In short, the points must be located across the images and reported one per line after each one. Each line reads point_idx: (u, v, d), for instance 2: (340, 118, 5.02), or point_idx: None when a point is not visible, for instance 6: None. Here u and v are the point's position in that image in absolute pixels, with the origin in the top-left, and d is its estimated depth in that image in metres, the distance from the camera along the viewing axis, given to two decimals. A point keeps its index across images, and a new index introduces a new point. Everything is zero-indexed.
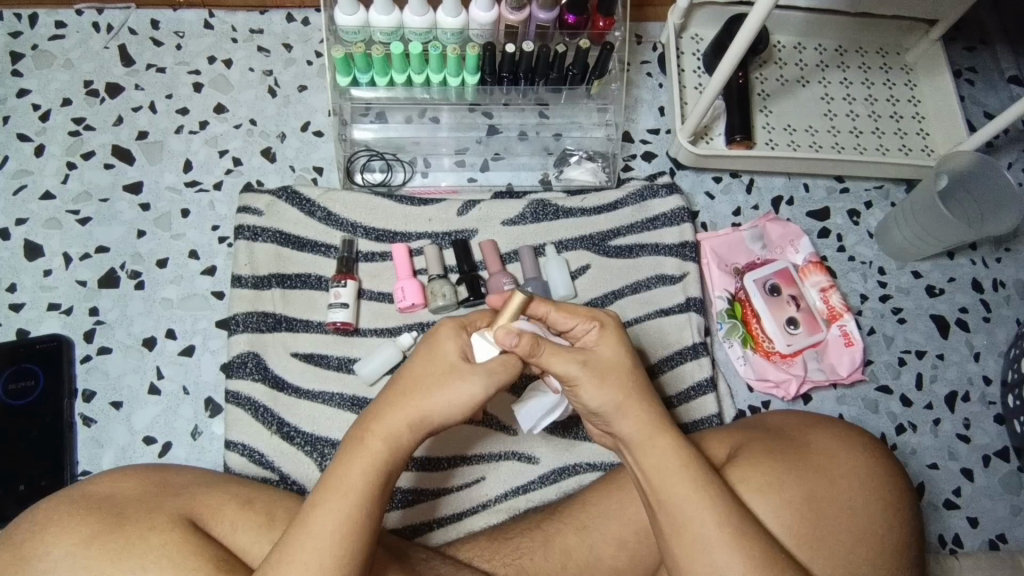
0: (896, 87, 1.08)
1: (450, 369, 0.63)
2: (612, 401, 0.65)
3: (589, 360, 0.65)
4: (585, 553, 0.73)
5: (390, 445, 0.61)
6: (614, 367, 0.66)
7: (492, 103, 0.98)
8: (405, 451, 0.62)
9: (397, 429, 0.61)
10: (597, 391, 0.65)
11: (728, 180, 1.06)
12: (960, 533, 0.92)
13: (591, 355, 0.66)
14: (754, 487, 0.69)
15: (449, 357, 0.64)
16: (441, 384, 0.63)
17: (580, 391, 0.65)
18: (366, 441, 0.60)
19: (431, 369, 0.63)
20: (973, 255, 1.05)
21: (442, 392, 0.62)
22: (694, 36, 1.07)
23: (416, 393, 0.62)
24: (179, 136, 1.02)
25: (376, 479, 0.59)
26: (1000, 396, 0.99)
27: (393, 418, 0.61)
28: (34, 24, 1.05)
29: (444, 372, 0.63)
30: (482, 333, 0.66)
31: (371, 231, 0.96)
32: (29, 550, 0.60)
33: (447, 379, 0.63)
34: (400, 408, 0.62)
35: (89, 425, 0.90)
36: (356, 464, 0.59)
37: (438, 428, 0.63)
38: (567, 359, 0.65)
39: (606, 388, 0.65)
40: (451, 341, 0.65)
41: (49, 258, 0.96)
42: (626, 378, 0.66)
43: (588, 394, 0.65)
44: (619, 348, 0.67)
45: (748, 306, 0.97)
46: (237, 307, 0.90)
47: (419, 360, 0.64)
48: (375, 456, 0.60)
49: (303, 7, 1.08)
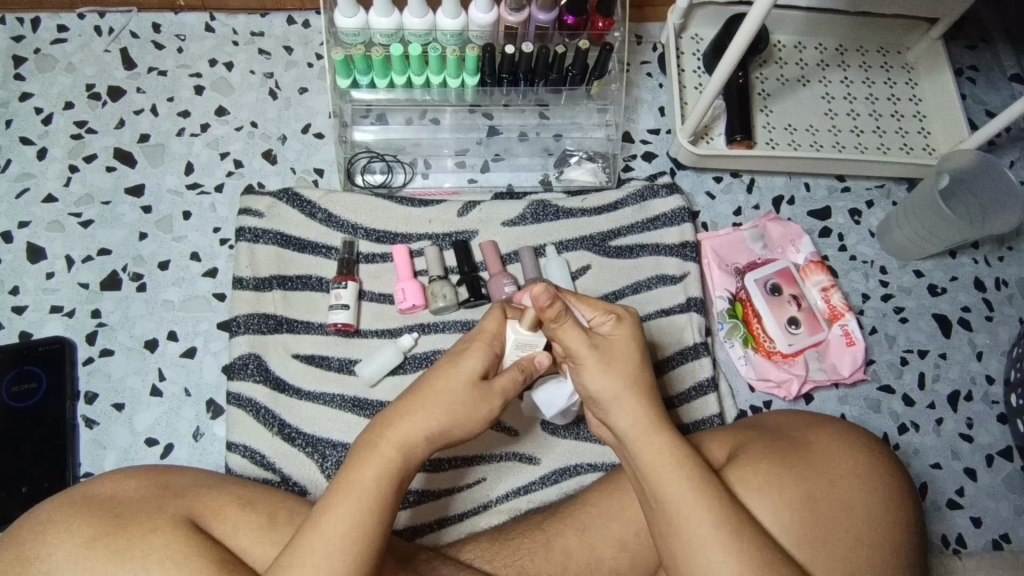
0: (897, 86, 1.08)
1: (473, 389, 0.65)
2: (613, 391, 0.66)
3: (598, 347, 0.66)
4: (585, 554, 0.73)
5: (403, 453, 0.62)
6: (623, 357, 0.67)
7: (492, 104, 0.98)
8: (419, 458, 0.63)
9: (411, 437, 0.62)
10: (599, 380, 0.66)
11: (729, 180, 1.05)
12: (963, 534, 0.92)
13: (600, 343, 0.67)
14: (752, 488, 0.69)
15: (470, 376, 0.65)
16: (457, 402, 0.64)
17: (586, 376, 0.66)
18: (385, 447, 0.61)
19: (453, 385, 0.64)
20: (975, 253, 1.05)
21: (464, 412, 0.64)
22: (694, 36, 1.07)
23: (437, 403, 0.63)
24: (181, 139, 1.02)
25: (391, 485, 0.60)
26: (1003, 395, 0.98)
27: (410, 424, 0.62)
28: (36, 28, 1.06)
29: (465, 392, 0.64)
30: (516, 322, 0.68)
31: (372, 233, 0.96)
32: (32, 551, 0.61)
33: (468, 399, 0.64)
34: (417, 418, 0.63)
35: (91, 426, 0.90)
36: (370, 468, 0.60)
37: (452, 440, 0.65)
38: (582, 342, 0.66)
39: (612, 376, 0.66)
40: (475, 359, 0.66)
41: (52, 260, 0.96)
42: (636, 373, 0.67)
43: (590, 380, 0.66)
44: (631, 343, 0.68)
45: (749, 306, 0.97)
46: (239, 309, 0.90)
47: (440, 374, 0.65)
48: (391, 463, 0.61)
49: (304, 10, 1.09)
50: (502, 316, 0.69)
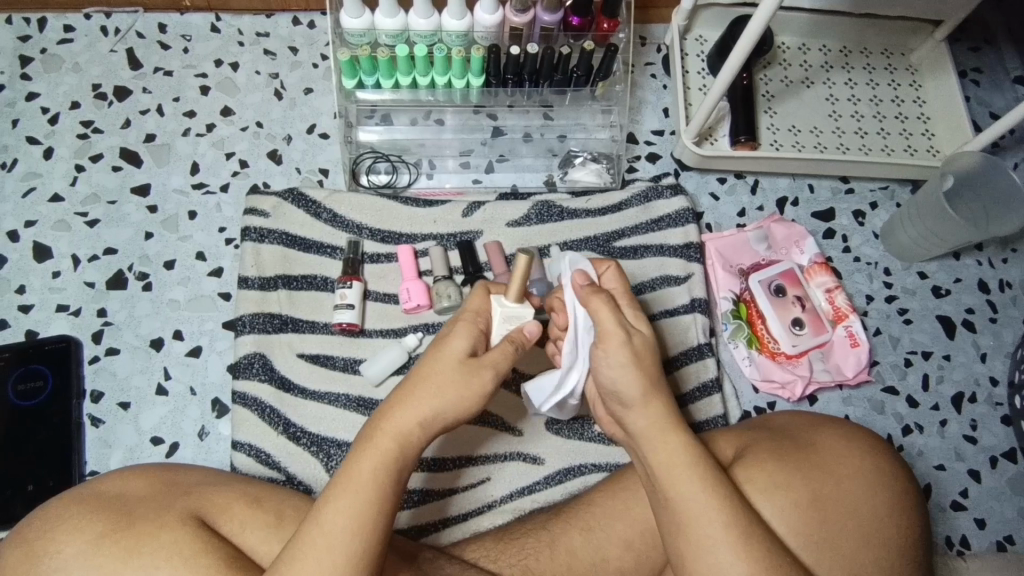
0: (901, 87, 1.08)
1: (461, 368, 0.65)
2: (634, 390, 0.65)
3: (631, 339, 0.66)
4: (590, 553, 0.73)
5: (401, 443, 0.62)
6: (648, 353, 0.67)
7: (497, 105, 0.98)
8: (418, 447, 0.63)
9: (409, 426, 0.62)
10: (626, 375, 0.65)
11: (733, 181, 1.06)
12: (967, 535, 0.92)
13: (633, 334, 0.66)
14: (760, 488, 0.69)
15: (457, 355, 0.65)
16: (446, 380, 0.64)
17: (610, 372, 0.66)
18: (382, 440, 0.61)
19: (441, 367, 0.64)
20: (979, 255, 1.05)
21: (455, 392, 0.63)
22: (699, 37, 1.07)
23: (430, 385, 0.63)
24: (187, 138, 1.03)
25: (389, 477, 0.60)
26: (1007, 397, 0.98)
27: (406, 413, 0.62)
28: (43, 28, 1.06)
29: (454, 372, 0.64)
30: (499, 296, 0.69)
31: (376, 233, 0.97)
32: (41, 548, 0.61)
33: (458, 377, 0.64)
34: (414, 405, 0.63)
35: (97, 425, 0.90)
36: (370, 460, 0.60)
37: (448, 424, 0.65)
38: (614, 330, 0.66)
39: (637, 372, 0.65)
40: (460, 338, 0.66)
41: (58, 259, 0.97)
42: (655, 370, 0.67)
43: (618, 375, 0.65)
44: (651, 338, 0.68)
45: (753, 308, 0.96)
46: (244, 308, 0.90)
47: (430, 358, 0.65)
48: (391, 455, 0.61)
49: (310, 10, 1.09)
50: (486, 293, 0.70)
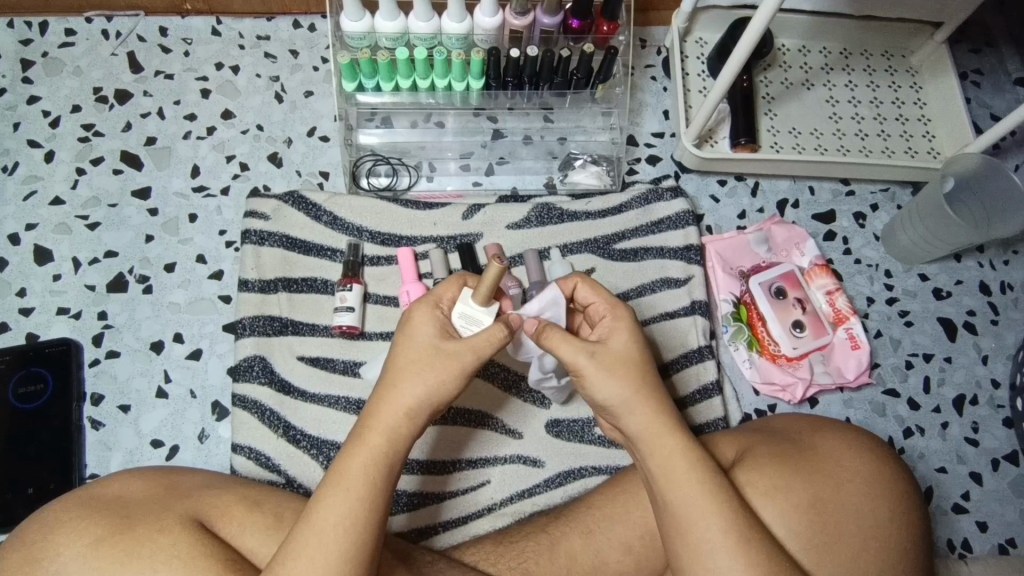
0: (902, 89, 1.07)
1: (433, 352, 0.64)
2: (622, 397, 0.65)
3: (597, 355, 0.66)
4: (591, 556, 0.73)
5: (389, 438, 0.62)
6: (623, 360, 0.66)
7: (497, 107, 0.97)
8: (406, 441, 0.63)
9: (397, 421, 0.62)
10: (605, 385, 0.65)
11: (733, 183, 1.06)
12: (969, 538, 0.92)
13: (599, 350, 0.66)
14: (759, 490, 0.69)
15: (427, 342, 0.64)
16: (420, 364, 0.63)
17: (592, 383, 0.65)
18: (371, 436, 0.62)
19: (412, 355, 0.64)
20: (980, 257, 1.04)
21: (431, 376, 0.63)
22: (699, 39, 1.07)
23: (408, 376, 0.63)
24: (187, 142, 1.03)
25: (380, 474, 0.60)
26: (1009, 399, 0.98)
27: (390, 407, 0.63)
28: (43, 31, 1.06)
29: (427, 356, 0.64)
30: (468, 291, 0.66)
31: (377, 235, 0.97)
32: (41, 551, 0.61)
33: (431, 365, 0.63)
34: (398, 398, 0.63)
35: (97, 428, 0.90)
36: (360, 457, 0.61)
37: (435, 409, 0.64)
38: (577, 351, 0.65)
39: (617, 383, 0.65)
40: (426, 323, 0.65)
41: (59, 262, 0.97)
42: (636, 373, 0.66)
43: (594, 386, 0.65)
44: (632, 339, 0.67)
45: (754, 310, 0.96)
46: (244, 311, 0.90)
47: (401, 346, 0.65)
48: (381, 451, 0.61)
49: (310, 13, 1.09)
50: (461, 283, 0.67)
